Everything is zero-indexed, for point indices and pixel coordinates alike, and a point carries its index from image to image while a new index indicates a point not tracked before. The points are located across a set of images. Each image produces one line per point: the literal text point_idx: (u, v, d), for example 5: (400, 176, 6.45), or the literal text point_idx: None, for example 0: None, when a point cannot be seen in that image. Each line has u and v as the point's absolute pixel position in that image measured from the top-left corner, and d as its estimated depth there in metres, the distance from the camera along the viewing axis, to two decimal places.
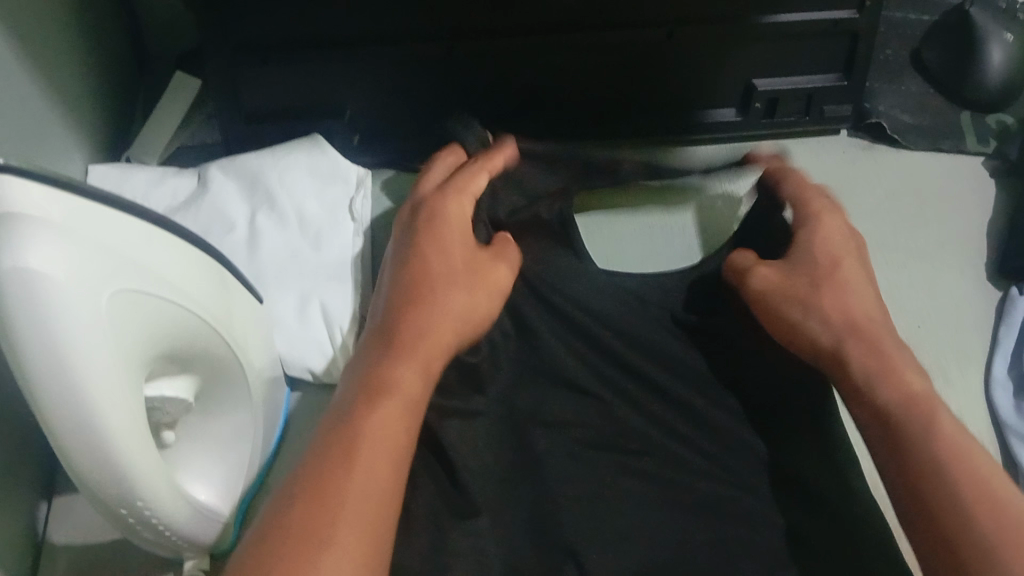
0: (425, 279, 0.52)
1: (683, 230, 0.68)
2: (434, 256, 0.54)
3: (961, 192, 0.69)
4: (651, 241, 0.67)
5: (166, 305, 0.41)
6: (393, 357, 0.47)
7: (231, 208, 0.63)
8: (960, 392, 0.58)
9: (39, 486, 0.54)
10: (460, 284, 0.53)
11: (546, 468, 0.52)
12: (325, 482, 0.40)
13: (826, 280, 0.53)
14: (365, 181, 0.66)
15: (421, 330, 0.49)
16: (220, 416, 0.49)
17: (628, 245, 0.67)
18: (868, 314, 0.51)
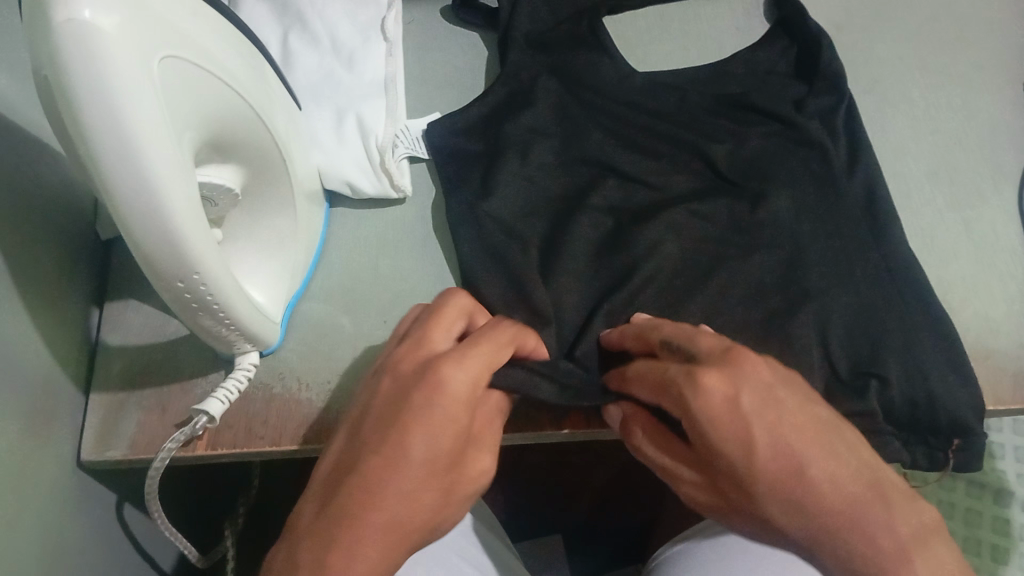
0: (401, 404, 0.40)
1: (717, 30, 0.67)
2: (417, 383, 0.41)
3: (1002, 15, 0.67)
4: (690, 43, 0.67)
5: (211, 80, 0.42)
6: (378, 418, 0.41)
7: (263, 27, 0.62)
8: (993, 207, 0.58)
9: (89, 294, 0.55)
10: (450, 403, 0.40)
11: (586, 283, 0.55)
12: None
13: (759, 475, 0.39)
14: (397, 2, 0.65)
15: (391, 449, 0.39)
16: (269, 216, 0.51)
17: (665, 55, 0.66)
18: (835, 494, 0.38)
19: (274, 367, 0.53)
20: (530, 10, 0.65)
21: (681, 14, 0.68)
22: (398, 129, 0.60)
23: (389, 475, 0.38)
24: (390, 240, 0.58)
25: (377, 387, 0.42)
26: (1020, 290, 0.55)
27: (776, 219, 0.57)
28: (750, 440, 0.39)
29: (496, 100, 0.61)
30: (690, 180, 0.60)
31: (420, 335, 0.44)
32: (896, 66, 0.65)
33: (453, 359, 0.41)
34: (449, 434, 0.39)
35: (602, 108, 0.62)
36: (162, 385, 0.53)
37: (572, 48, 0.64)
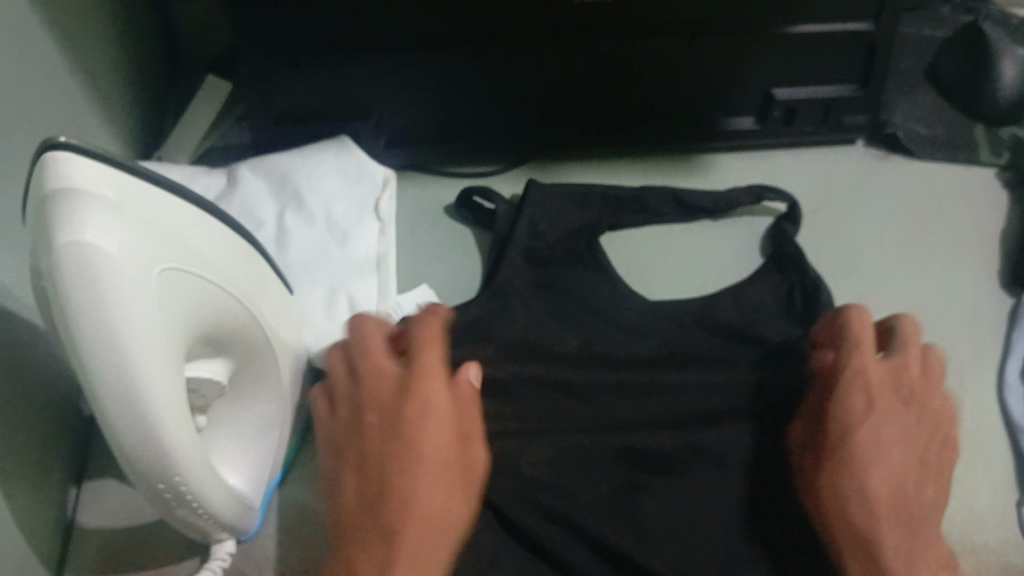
0: (395, 424, 0.48)
1: (705, 255, 0.68)
2: (399, 394, 0.49)
3: (973, 202, 0.70)
4: (670, 261, 0.68)
5: (207, 286, 0.43)
6: (372, 432, 0.48)
7: (260, 205, 0.64)
8: (973, 394, 0.59)
9: (69, 474, 0.55)
10: (431, 408, 0.48)
11: (561, 488, 0.54)
12: (386, 525, 0.45)
13: (865, 446, 0.49)
14: (390, 181, 0.67)
15: (401, 434, 0.47)
16: (256, 405, 0.51)
17: (659, 271, 0.67)
18: (896, 475, 0.48)
19: (251, 555, 0.52)
20: (532, 223, 0.65)
21: (676, 231, 0.70)
22: (390, 305, 0.61)
23: (427, 444, 0.47)
24: None
25: (366, 421, 0.49)
26: (1001, 482, 0.55)
27: (744, 435, 0.56)
28: (849, 413, 0.50)
29: (476, 311, 0.61)
30: (656, 405, 0.58)
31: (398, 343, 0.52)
32: (873, 253, 0.67)
33: (424, 379, 0.49)
34: (441, 435, 0.48)
35: (589, 327, 0.61)
36: (138, 569, 0.52)
37: (558, 255, 0.64)
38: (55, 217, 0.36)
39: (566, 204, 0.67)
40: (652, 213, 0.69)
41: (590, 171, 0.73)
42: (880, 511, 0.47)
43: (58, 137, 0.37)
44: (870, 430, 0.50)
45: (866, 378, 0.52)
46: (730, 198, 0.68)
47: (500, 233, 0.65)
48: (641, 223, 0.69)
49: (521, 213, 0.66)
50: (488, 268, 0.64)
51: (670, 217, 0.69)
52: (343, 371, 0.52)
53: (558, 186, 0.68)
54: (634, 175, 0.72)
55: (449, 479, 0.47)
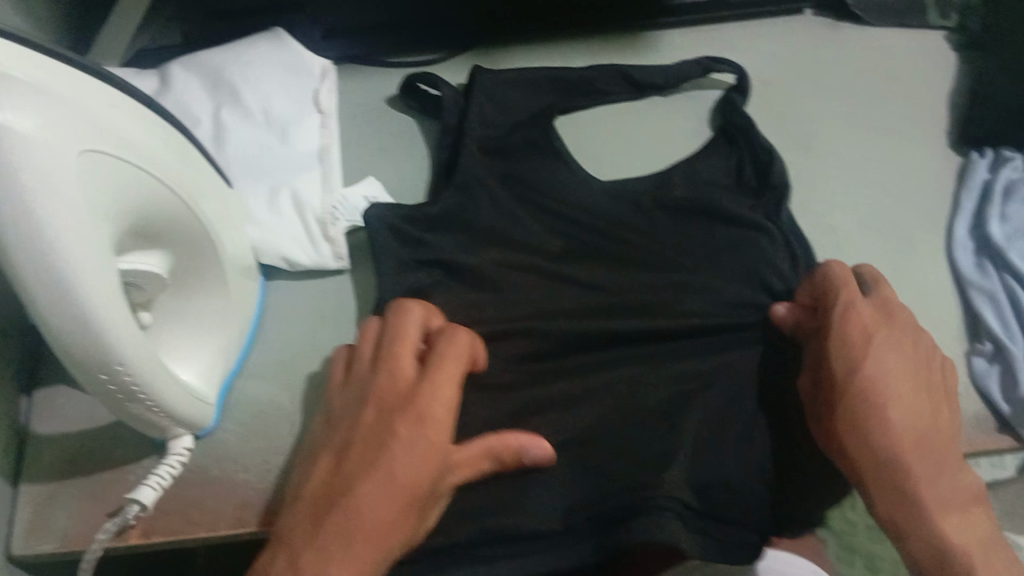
0: (383, 435, 0.43)
1: (657, 134, 0.67)
2: (399, 408, 0.44)
3: (922, 64, 0.69)
4: (620, 141, 0.67)
5: (133, 171, 0.42)
6: (356, 442, 0.44)
7: (196, 104, 0.62)
8: (924, 254, 0.60)
9: (19, 382, 0.54)
10: (428, 431, 0.43)
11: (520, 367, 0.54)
12: (333, 539, 0.40)
13: (870, 394, 0.44)
14: (329, 72, 0.66)
15: (384, 444, 0.42)
16: (202, 297, 0.50)
17: (613, 152, 0.66)
18: (912, 423, 0.44)
19: (209, 450, 0.52)
20: (480, 110, 0.63)
21: (626, 111, 0.68)
22: (335, 199, 0.59)
23: (396, 459, 0.42)
24: (324, 313, 0.57)
25: (363, 415, 0.45)
26: (952, 336, 0.56)
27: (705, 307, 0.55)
28: (848, 339, 0.46)
29: (437, 202, 0.58)
30: (619, 281, 0.57)
31: (392, 348, 0.46)
32: (826, 122, 0.66)
33: (428, 390, 0.44)
34: (424, 459, 0.42)
35: (547, 210, 0.60)
36: (95, 471, 0.51)
37: (506, 139, 0.63)
38: None
39: (513, 92, 0.66)
40: (602, 94, 0.68)
41: (537, 57, 0.71)
42: (909, 456, 0.43)
43: None
44: (880, 371, 0.45)
45: (852, 323, 0.47)
46: (679, 71, 0.67)
47: (449, 121, 0.63)
48: (592, 106, 0.68)
49: (469, 99, 0.64)
50: (439, 158, 0.63)
51: (621, 95, 0.68)
52: (349, 383, 0.48)
53: (506, 72, 0.66)
54: (582, 57, 0.70)
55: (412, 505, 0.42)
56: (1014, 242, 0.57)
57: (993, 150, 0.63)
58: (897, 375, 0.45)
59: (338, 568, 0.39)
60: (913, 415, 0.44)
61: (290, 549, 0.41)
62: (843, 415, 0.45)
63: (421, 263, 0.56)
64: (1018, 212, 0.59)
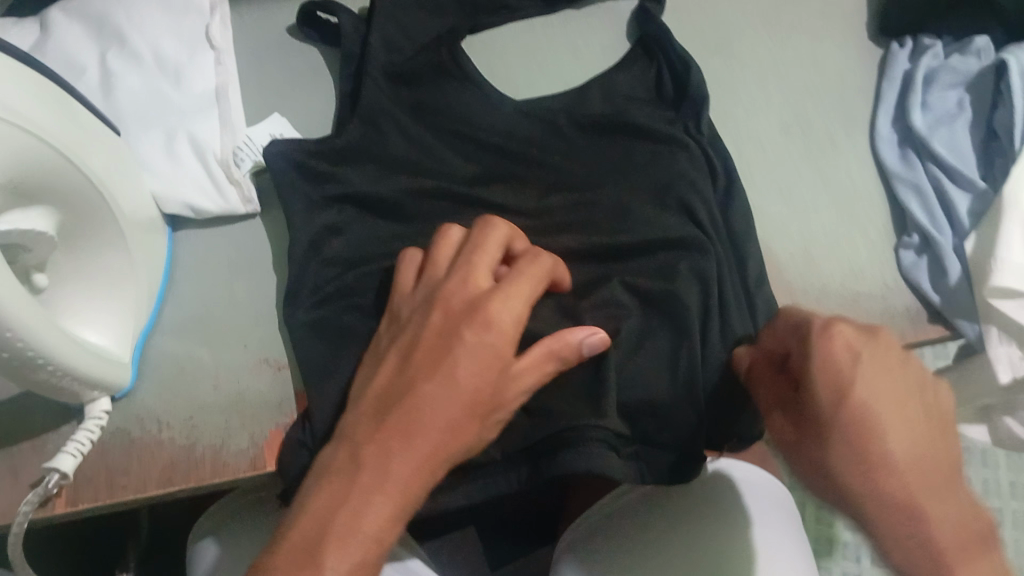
0: (450, 339, 0.42)
1: (571, 50, 0.65)
2: (466, 316, 0.43)
3: None
4: (533, 60, 0.64)
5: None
6: (422, 342, 0.43)
7: (80, 51, 0.58)
8: (847, 151, 0.59)
9: None
10: (494, 338, 0.42)
11: None
12: (389, 435, 0.40)
13: (852, 416, 0.39)
14: (220, 7, 0.62)
15: (451, 350, 0.42)
16: (98, 258, 0.47)
17: (528, 72, 0.64)
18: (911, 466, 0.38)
19: (130, 412, 0.50)
20: (383, 35, 0.60)
21: (540, 30, 0.66)
22: (239, 141, 0.57)
23: (459, 361, 0.41)
24: (236, 259, 0.55)
25: (429, 318, 0.44)
26: (878, 231, 0.56)
27: (623, 221, 0.54)
28: (840, 380, 0.39)
29: (348, 140, 0.56)
30: (536, 204, 0.55)
31: (467, 261, 0.45)
32: (742, 23, 0.65)
33: (500, 297, 0.43)
34: (487, 364, 0.41)
35: (459, 135, 0.57)
36: (9, 444, 0.49)
37: (414, 64, 0.60)
38: None
39: (418, 14, 0.63)
40: (512, 10, 0.66)
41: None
42: (913, 493, 0.37)
43: None
44: (872, 408, 0.39)
45: (832, 350, 0.40)
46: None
47: (352, 48, 0.61)
48: (501, 25, 0.66)
49: (371, 25, 0.61)
50: (344, 89, 0.60)
51: (532, 9, 0.66)
52: (421, 287, 0.46)
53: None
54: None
55: (475, 413, 0.41)
56: (937, 131, 0.57)
57: (913, 39, 0.62)
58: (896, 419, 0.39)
59: (396, 470, 0.39)
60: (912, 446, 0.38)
61: (351, 445, 0.40)
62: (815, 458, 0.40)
63: (332, 200, 0.54)
64: (941, 99, 0.58)
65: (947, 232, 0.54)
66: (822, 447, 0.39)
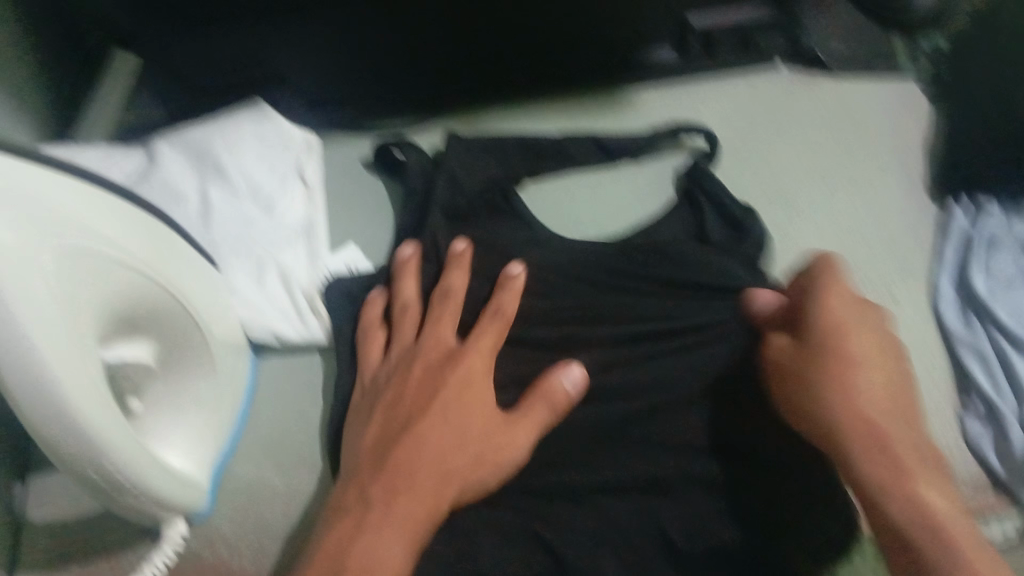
0: (433, 384, 0.51)
1: (626, 198, 0.68)
2: (446, 367, 0.52)
3: (897, 115, 0.70)
4: (595, 203, 0.68)
5: (104, 259, 0.42)
6: (410, 404, 0.51)
7: (182, 180, 0.62)
8: (909, 308, 0.60)
9: (13, 469, 0.53)
10: (467, 376, 0.52)
11: None
12: (395, 472, 0.47)
13: (825, 349, 0.46)
14: (314, 146, 0.67)
15: (439, 393, 0.51)
16: (182, 382, 0.50)
17: (584, 215, 0.67)
18: (869, 404, 0.44)
19: (204, 535, 0.52)
20: (450, 173, 0.63)
21: (597, 174, 0.69)
22: (321, 273, 0.60)
23: (448, 405, 0.50)
24: (315, 389, 0.58)
25: (410, 372, 0.52)
26: (939, 391, 0.57)
27: (686, 364, 0.55)
28: (832, 314, 0.47)
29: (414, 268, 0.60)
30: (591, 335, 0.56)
31: (435, 322, 0.55)
32: (802, 176, 0.67)
33: (472, 348, 0.53)
34: (474, 408, 0.50)
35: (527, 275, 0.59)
36: (89, 561, 0.51)
37: (475, 205, 0.63)
38: None
39: (484, 156, 0.66)
40: (574, 159, 0.68)
41: (511, 119, 0.72)
42: (869, 433, 0.44)
43: None
44: (855, 341, 0.46)
45: (830, 296, 0.47)
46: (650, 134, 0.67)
47: (414, 188, 0.64)
48: (564, 170, 0.69)
49: (437, 170, 0.64)
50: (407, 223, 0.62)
51: (590, 159, 0.69)
52: (399, 351, 0.54)
53: (479, 140, 0.67)
54: (553, 120, 0.71)
55: (460, 440, 0.49)
56: (999, 294, 0.58)
57: (972, 201, 0.64)
58: (866, 346, 0.46)
59: (398, 513, 0.45)
60: (856, 421, 0.44)
61: (357, 484, 0.47)
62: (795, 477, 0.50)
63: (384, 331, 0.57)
64: (1002, 266, 0.59)
65: (1009, 395, 0.54)
66: (807, 375, 0.46)
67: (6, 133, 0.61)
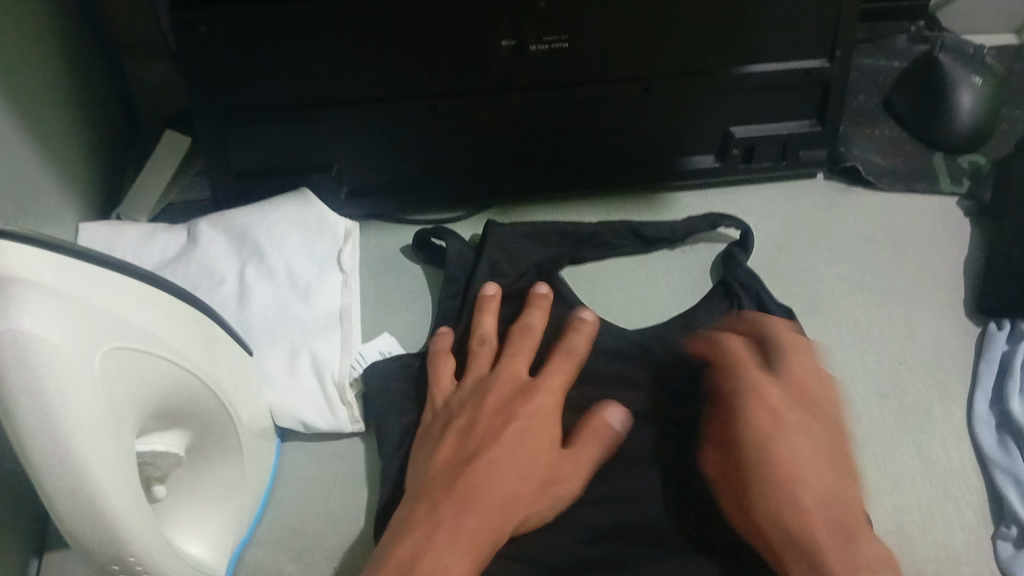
0: (506, 412, 0.52)
1: (661, 286, 0.68)
2: (519, 398, 0.54)
3: (935, 232, 0.70)
4: (633, 288, 0.68)
5: (146, 355, 0.43)
6: (484, 426, 0.52)
7: (221, 263, 0.64)
8: (944, 429, 0.59)
9: (29, 545, 0.52)
10: (539, 408, 0.53)
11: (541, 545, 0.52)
12: (460, 484, 0.47)
13: (748, 442, 0.48)
14: (352, 234, 0.67)
15: (517, 420, 0.52)
16: (211, 475, 0.50)
17: (618, 298, 0.67)
18: (818, 492, 0.46)
19: None
20: (491, 259, 0.65)
21: (635, 262, 0.69)
22: (352, 359, 0.61)
23: (519, 432, 0.51)
24: (337, 478, 0.57)
25: (485, 399, 0.54)
26: (977, 517, 0.55)
27: None
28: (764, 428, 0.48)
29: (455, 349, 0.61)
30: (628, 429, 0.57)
31: (511, 355, 0.57)
32: (838, 287, 0.67)
33: (545, 380, 0.55)
34: (544, 439, 0.52)
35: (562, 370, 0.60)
36: None
37: (516, 293, 0.64)
38: None
39: (524, 243, 0.67)
40: (612, 248, 0.69)
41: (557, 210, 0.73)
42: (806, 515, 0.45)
43: None
44: (755, 433, 0.48)
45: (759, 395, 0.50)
46: (687, 225, 0.69)
47: (455, 275, 0.65)
48: (602, 255, 0.69)
49: (479, 254, 0.65)
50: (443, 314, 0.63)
51: (628, 247, 0.69)
52: (471, 383, 0.56)
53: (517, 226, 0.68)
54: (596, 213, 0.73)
55: (535, 468, 0.50)
56: None
57: (1011, 323, 0.63)
58: (801, 444, 0.47)
59: (467, 527, 0.45)
60: (787, 488, 0.46)
61: (426, 503, 0.47)
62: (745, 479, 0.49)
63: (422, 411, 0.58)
64: None
65: None
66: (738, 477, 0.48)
67: (55, 211, 0.62)
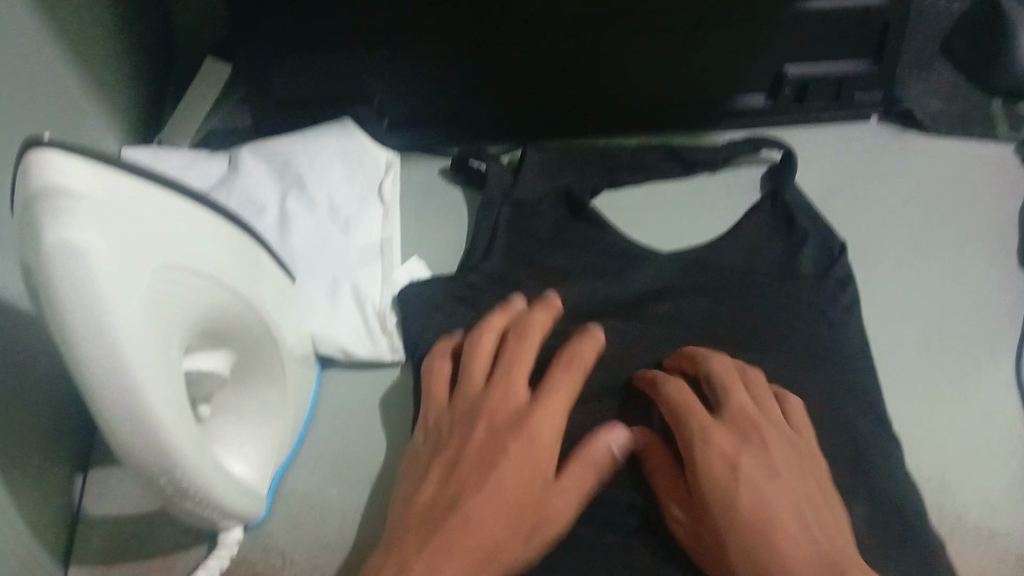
0: (473, 425, 0.47)
1: (700, 212, 0.68)
2: (503, 416, 0.47)
3: (989, 180, 0.68)
4: (671, 210, 0.68)
5: (190, 272, 0.43)
6: (458, 439, 0.47)
7: (262, 191, 0.63)
8: (992, 380, 0.58)
9: (76, 459, 0.53)
10: (531, 434, 0.46)
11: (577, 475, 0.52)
12: (433, 514, 0.43)
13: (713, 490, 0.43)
14: (394, 165, 0.67)
15: (484, 440, 0.46)
16: (255, 394, 0.50)
17: (653, 217, 0.68)
18: (781, 506, 0.42)
19: (258, 541, 0.52)
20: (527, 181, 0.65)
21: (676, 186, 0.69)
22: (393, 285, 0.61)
23: (507, 454, 0.45)
24: (377, 404, 0.58)
25: (471, 420, 0.47)
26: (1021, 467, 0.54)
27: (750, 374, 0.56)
28: (725, 462, 0.44)
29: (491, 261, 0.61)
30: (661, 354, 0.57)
31: (494, 364, 0.50)
32: (886, 233, 0.66)
33: (541, 402, 0.47)
34: (529, 468, 0.45)
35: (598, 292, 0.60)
36: (143, 558, 0.51)
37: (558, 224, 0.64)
38: (40, 212, 0.36)
39: (564, 171, 0.67)
40: (652, 170, 0.69)
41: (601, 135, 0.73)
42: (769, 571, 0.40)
43: (40, 136, 0.37)
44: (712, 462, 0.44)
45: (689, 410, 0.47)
46: (729, 150, 0.68)
47: (493, 194, 0.65)
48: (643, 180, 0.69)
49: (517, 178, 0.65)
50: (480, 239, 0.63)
51: (667, 171, 0.69)
52: (456, 391, 0.50)
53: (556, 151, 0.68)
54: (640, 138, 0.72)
55: (519, 510, 0.43)
56: None
57: None
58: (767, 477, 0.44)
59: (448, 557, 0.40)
60: (754, 514, 0.42)
61: (408, 541, 0.42)
62: (716, 524, 0.43)
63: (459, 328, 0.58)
64: None
65: None
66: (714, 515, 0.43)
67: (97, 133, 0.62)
